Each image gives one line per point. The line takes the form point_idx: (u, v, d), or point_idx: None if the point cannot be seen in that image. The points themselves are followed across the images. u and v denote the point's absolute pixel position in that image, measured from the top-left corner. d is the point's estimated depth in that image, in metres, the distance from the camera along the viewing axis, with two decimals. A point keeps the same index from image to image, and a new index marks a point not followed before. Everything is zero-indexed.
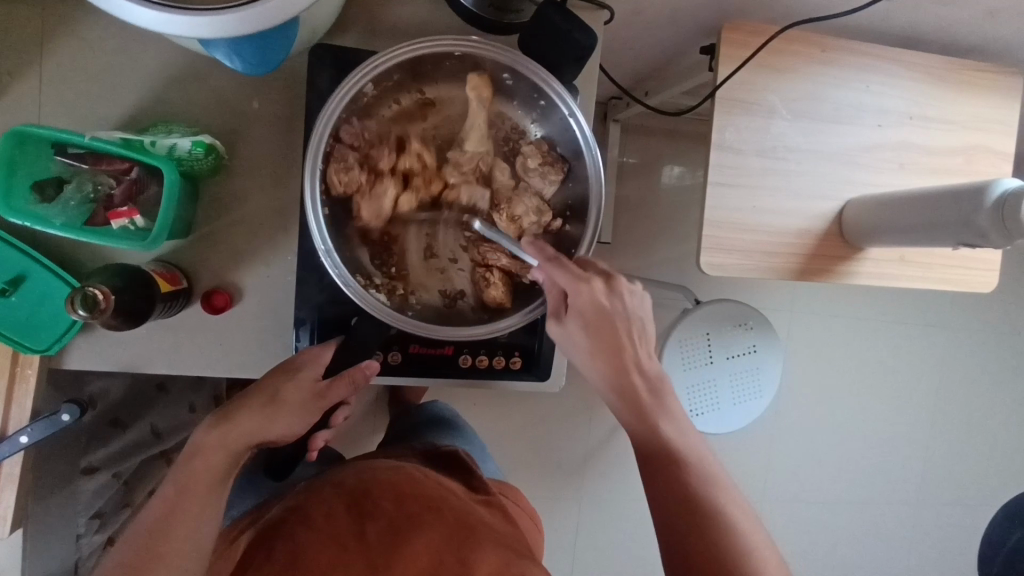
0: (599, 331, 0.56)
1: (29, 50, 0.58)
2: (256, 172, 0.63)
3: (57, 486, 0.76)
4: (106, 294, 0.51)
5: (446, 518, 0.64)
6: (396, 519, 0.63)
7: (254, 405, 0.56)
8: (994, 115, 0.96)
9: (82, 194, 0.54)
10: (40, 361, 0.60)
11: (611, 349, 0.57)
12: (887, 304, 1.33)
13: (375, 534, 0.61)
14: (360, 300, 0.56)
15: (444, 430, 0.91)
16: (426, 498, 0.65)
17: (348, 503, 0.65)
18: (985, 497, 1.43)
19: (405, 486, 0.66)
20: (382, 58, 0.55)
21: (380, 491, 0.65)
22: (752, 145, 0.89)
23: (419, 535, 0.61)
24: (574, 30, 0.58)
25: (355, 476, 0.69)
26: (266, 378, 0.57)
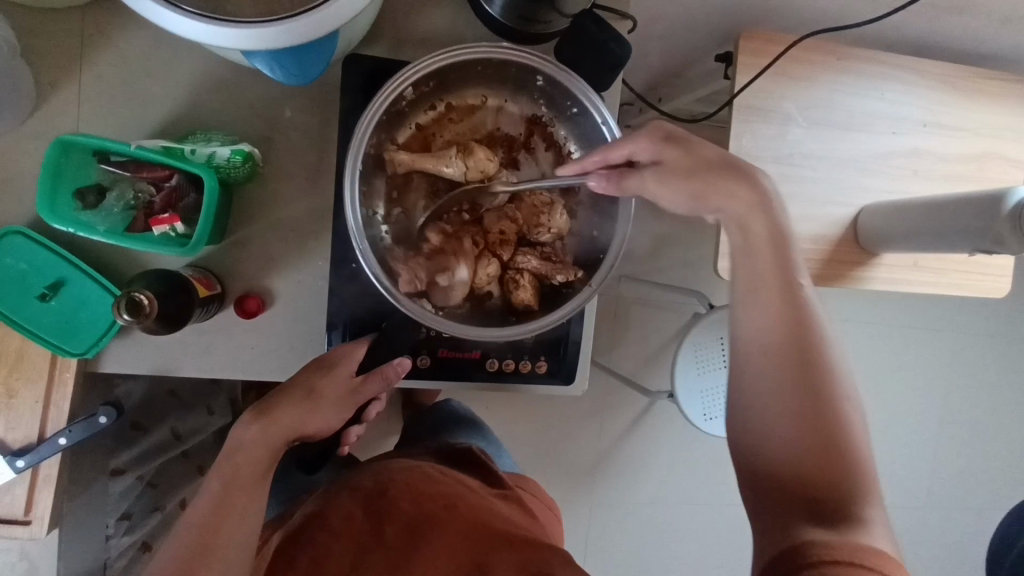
0: (692, 152, 0.52)
1: (71, 60, 0.59)
2: (289, 180, 0.64)
3: (87, 487, 0.77)
4: (151, 299, 0.52)
5: (464, 517, 0.64)
6: (416, 519, 0.63)
7: (292, 400, 0.56)
8: (1007, 122, 0.97)
9: (124, 201, 0.56)
10: (78, 364, 0.61)
11: (722, 176, 0.51)
12: (899, 308, 1.34)
13: (394, 533, 0.63)
14: (395, 299, 0.57)
15: (463, 431, 0.92)
16: (443, 496, 0.66)
17: (368, 506, 0.66)
18: (994, 501, 1.44)
19: (423, 487, 0.67)
20: (423, 63, 0.55)
21: (398, 492, 0.66)
22: (769, 152, 0.90)
23: (437, 537, 0.62)
24: (608, 41, 0.60)
25: (373, 478, 0.69)
26: (302, 373, 0.58)
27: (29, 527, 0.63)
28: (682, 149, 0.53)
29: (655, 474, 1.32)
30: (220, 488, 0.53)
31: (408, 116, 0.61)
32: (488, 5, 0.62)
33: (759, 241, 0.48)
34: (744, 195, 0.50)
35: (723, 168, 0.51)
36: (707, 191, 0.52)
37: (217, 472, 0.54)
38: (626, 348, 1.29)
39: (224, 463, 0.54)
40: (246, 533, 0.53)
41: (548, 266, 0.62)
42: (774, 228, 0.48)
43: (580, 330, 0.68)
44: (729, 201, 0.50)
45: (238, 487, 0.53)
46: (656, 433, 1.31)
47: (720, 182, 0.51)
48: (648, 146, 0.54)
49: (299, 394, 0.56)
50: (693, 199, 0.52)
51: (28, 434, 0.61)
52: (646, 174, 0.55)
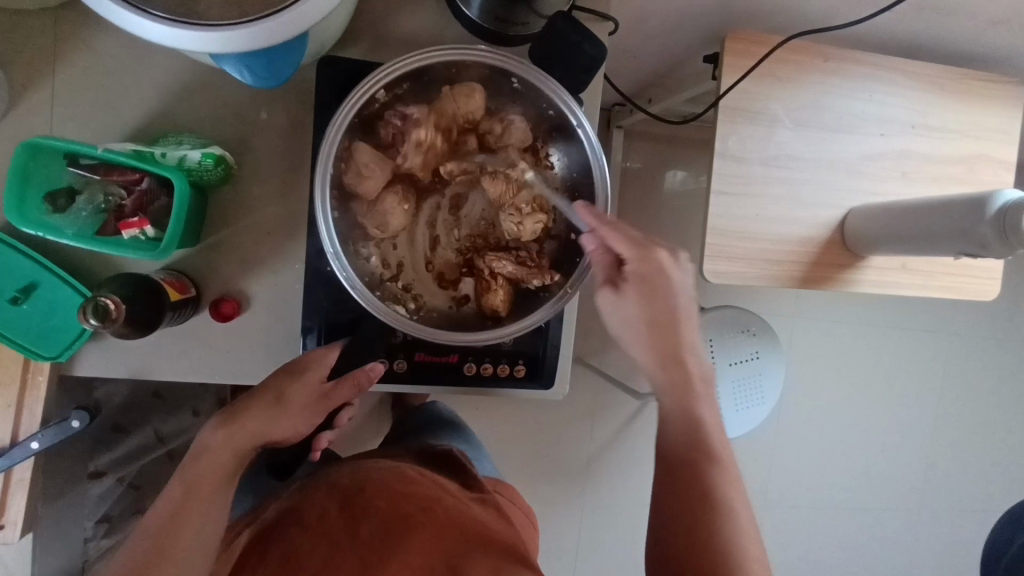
0: (655, 303, 0.54)
1: (43, 62, 0.59)
2: (265, 183, 0.63)
3: (65, 490, 0.77)
4: (118, 304, 0.51)
5: (441, 519, 0.63)
6: (391, 518, 0.62)
7: (261, 406, 0.56)
8: (996, 124, 0.96)
9: (94, 204, 0.55)
10: (51, 368, 0.61)
11: (663, 332, 0.55)
12: (890, 310, 1.34)
13: (367, 532, 0.61)
14: (368, 304, 0.57)
15: (446, 433, 0.92)
16: (420, 499, 0.65)
17: (344, 505, 0.64)
18: (987, 503, 1.43)
19: (400, 489, 0.66)
20: (395, 66, 0.55)
21: (375, 491, 0.65)
22: (755, 154, 0.89)
23: (411, 538, 0.61)
24: (583, 42, 0.60)
25: (349, 476, 0.69)
26: (272, 377, 0.58)
27: (3, 531, 0.62)
28: (643, 296, 0.54)
29: (644, 476, 1.31)
30: (184, 491, 0.53)
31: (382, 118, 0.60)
32: (465, 7, 0.62)
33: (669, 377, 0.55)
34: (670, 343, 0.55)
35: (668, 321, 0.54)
36: (656, 340, 0.55)
37: (183, 476, 0.54)
38: (616, 350, 1.29)
39: (190, 468, 0.54)
40: (210, 537, 0.53)
41: (523, 271, 0.61)
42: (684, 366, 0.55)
43: (559, 333, 0.68)
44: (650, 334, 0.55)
45: (203, 491, 0.53)
46: (645, 435, 1.30)
47: (660, 341, 0.55)
48: (603, 266, 0.56)
49: (268, 399, 0.56)
50: (644, 325, 0.55)
51: (0, 437, 0.61)
52: (602, 292, 0.56)
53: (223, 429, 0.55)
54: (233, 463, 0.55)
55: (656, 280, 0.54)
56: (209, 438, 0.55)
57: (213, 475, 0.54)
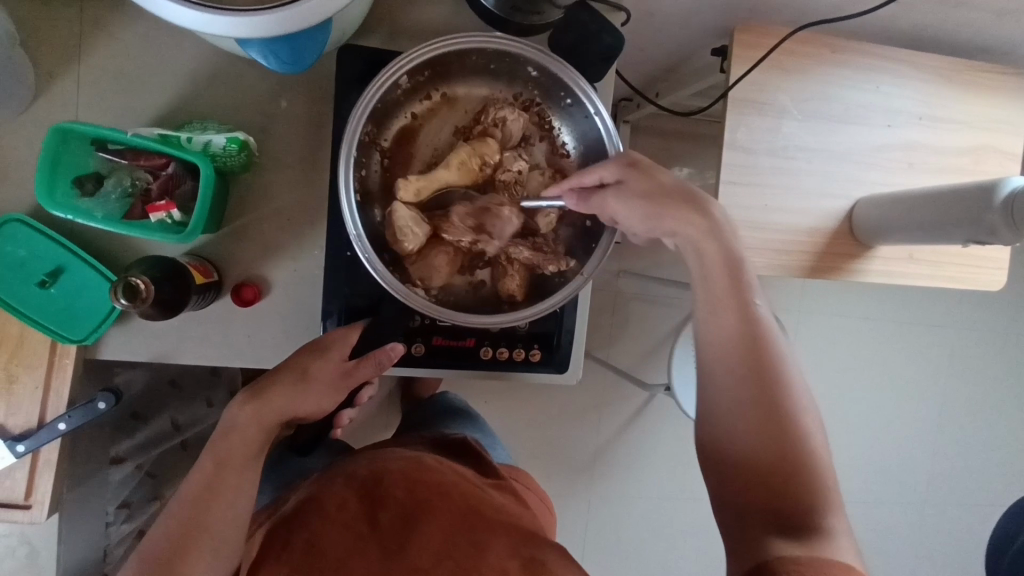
0: (652, 185, 0.55)
1: (69, 51, 0.60)
2: (285, 171, 0.65)
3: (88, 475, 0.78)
4: (147, 284, 0.52)
5: (457, 504, 0.64)
6: (410, 507, 0.64)
7: (285, 383, 0.57)
8: (1002, 116, 0.97)
9: (121, 188, 0.56)
10: (77, 351, 0.62)
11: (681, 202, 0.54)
12: (895, 302, 1.35)
13: (388, 520, 0.63)
14: (391, 287, 0.58)
15: (459, 422, 0.93)
16: (438, 485, 0.66)
17: (362, 495, 0.65)
18: (993, 496, 1.44)
19: (417, 475, 0.67)
20: (418, 52, 0.56)
21: (393, 480, 0.66)
22: (763, 145, 0.90)
23: (432, 527, 0.62)
24: (603, 35, 0.61)
25: (367, 465, 0.69)
26: (296, 355, 0.59)
27: (29, 512, 0.64)
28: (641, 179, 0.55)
29: (654, 468, 1.32)
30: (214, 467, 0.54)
31: (403, 106, 0.62)
32: None
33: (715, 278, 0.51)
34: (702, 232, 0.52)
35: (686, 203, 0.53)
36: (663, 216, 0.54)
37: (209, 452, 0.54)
38: (624, 343, 1.30)
39: (218, 444, 0.55)
40: (237, 511, 0.54)
41: (539, 256, 0.62)
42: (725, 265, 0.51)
43: (573, 317, 0.68)
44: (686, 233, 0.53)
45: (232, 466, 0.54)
46: (653, 427, 1.31)
47: (677, 210, 0.53)
48: (615, 170, 0.56)
49: (293, 376, 0.57)
50: (646, 217, 0.55)
51: (27, 419, 0.62)
52: (609, 197, 0.56)
53: (248, 407, 0.56)
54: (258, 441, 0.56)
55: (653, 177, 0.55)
56: (234, 415, 0.56)
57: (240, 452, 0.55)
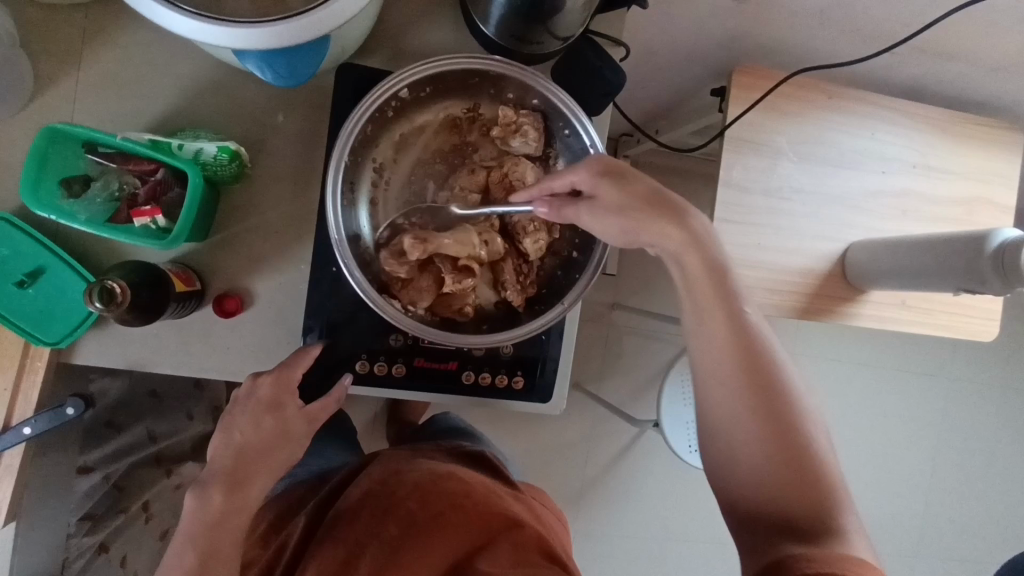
0: (638, 196, 0.50)
1: (71, 54, 0.61)
2: (277, 184, 0.65)
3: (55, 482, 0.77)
4: (123, 288, 0.51)
5: (470, 519, 0.60)
6: (419, 520, 0.60)
7: (252, 408, 0.57)
8: (995, 168, 0.98)
9: (108, 191, 0.55)
10: (51, 354, 0.61)
11: (662, 212, 0.49)
12: (888, 348, 1.34)
13: (395, 532, 0.60)
14: (366, 294, 0.57)
15: (463, 437, 0.87)
16: (451, 496, 0.62)
17: (375, 502, 0.64)
18: (986, 553, 1.40)
19: (429, 486, 0.64)
20: (419, 66, 0.56)
21: (405, 491, 0.63)
22: (758, 184, 0.91)
23: (437, 539, 0.59)
24: (605, 67, 0.64)
25: (381, 475, 0.67)
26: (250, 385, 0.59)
27: None
28: (620, 185, 0.51)
29: (641, 506, 1.29)
30: (209, 503, 0.53)
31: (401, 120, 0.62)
32: (483, 24, 0.66)
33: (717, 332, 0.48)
34: (713, 288, 0.49)
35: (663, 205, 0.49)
36: (639, 228, 0.50)
37: (202, 492, 0.53)
38: (615, 376, 1.29)
39: (205, 484, 0.54)
40: (220, 542, 0.52)
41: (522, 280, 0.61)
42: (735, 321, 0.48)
43: (558, 346, 0.67)
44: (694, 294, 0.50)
45: (221, 506, 0.53)
46: (641, 464, 1.29)
47: (653, 222, 0.49)
48: (586, 177, 0.52)
49: (261, 404, 0.57)
50: (621, 233, 0.51)
51: None
52: (579, 208, 0.53)
53: (228, 441, 0.56)
54: (245, 476, 0.55)
55: (637, 181, 0.51)
56: (217, 453, 0.56)
57: (231, 487, 0.54)
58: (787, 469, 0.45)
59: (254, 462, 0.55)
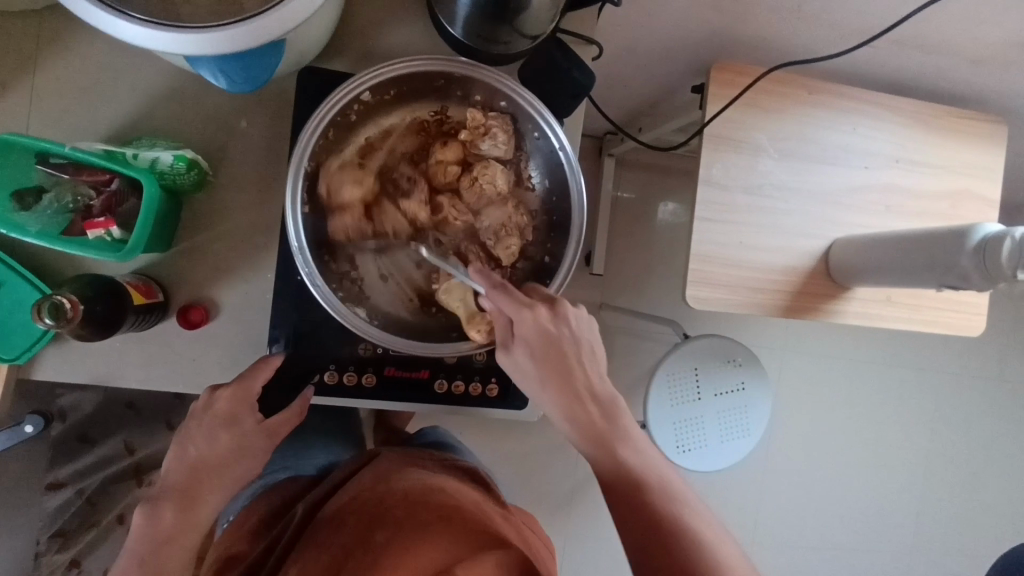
0: (552, 358, 0.54)
1: (25, 63, 0.60)
2: (242, 192, 0.64)
3: None
4: (74, 303, 0.49)
5: (459, 527, 0.58)
6: (406, 526, 0.58)
7: (208, 423, 0.56)
8: (978, 162, 0.97)
9: (62, 203, 0.54)
10: (10, 371, 0.59)
11: (563, 385, 0.54)
12: (877, 344, 1.33)
13: (382, 538, 0.57)
14: (329, 302, 0.57)
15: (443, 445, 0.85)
16: (440, 507, 0.60)
17: (359, 510, 0.62)
18: (979, 548, 1.39)
19: (419, 497, 0.62)
20: (384, 69, 0.56)
21: (394, 501, 0.62)
22: (739, 182, 0.90)
23: (423, 544, 0.56)
24: (572, 69, 0.64)
25: (372, 487, 0.65)
26: (209, 396, 0.57)
27: None
28: (542, 355, 0.54)
29: None
30: (160, 519, 0.53)
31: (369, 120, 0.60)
32: (449, 25, 0.64)
33: (578, 428, 0.55)
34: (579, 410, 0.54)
35: (562, 371, 0.54)
36: (547, 386, 0.55)
37: (155, 508, 0.53)
38: None
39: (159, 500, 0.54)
40: (167, 559, 0.53)
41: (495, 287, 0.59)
42: (593, 415, 0.54)
43: None
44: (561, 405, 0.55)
45: (174, 523, 0.53)
46: None
47: (554, 391, 0.54)
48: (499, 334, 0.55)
49: (218, 418, 0.56)
50: (538, 389, 0.55)
51: None
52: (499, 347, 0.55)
53: (183, 455, 0.55)
54: (197, 493, 0.55)
55: (536, 333, 0.54)
56: (172, 467, 0.55)
57: (183, 506, 0.54)
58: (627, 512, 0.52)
59: (207, 479, 0.55)
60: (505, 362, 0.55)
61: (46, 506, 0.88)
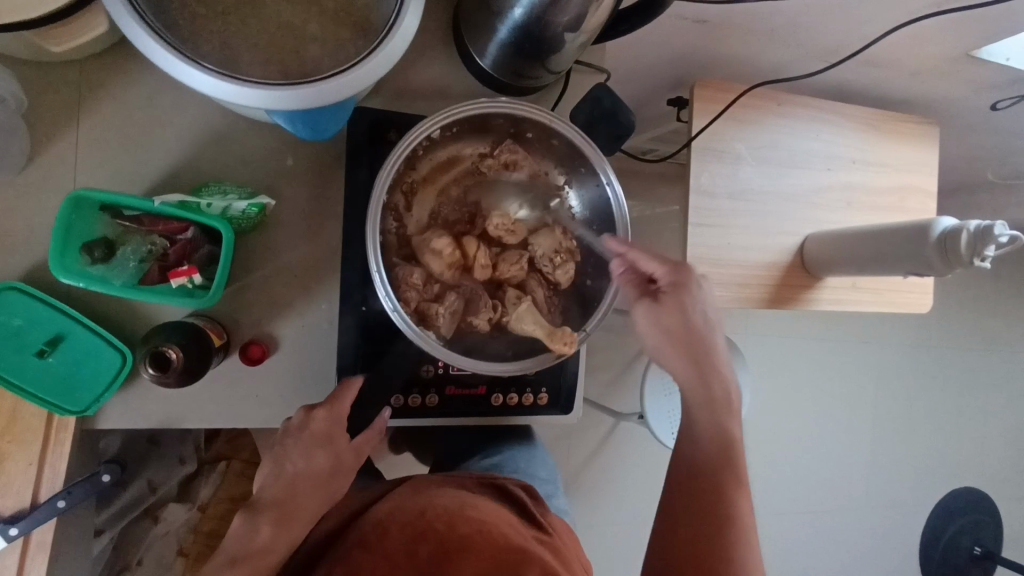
0: (685, 333, 0.62)
1: (67, 112, 0.59)
2: (293, 228, 0.66)
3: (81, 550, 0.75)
4: (178, 351, 0.53)
5: (497, 546, 0.56)
6: (448, 544, 0.55)
7: (305, 442, 0.59)
8: (918, 159, 1.11)
9: (138, 254, 0.55)
10: (76, 422, 0.59)
11: (694, 352, 0.62)
12: (833, 322, 1.47)
13: (426, 556, 0.54)
14: (406, 328, 0.59)
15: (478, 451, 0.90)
16: (480, 524, 0.58)
17: (406, 522, 0.57)
18: (925, 496, 1.58)
19: (458, 513, 0.59)
20: (451, 110, 0.59)
21: (434, 514, 0.58)
22: (724, 189, 0.99)
23: (466, 564, 0.53)
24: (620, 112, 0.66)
25: (414, 498, 0.62)
26: (305, 416, 0.60)
27: None
28: (659, 315, 0.62)
29: (627, 494, 1.37)
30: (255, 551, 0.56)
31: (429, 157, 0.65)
32: (480, 59, 0.69)
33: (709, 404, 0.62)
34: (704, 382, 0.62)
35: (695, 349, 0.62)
36: (669, 350, 0.63)
37: (252, 520, 0.54)
38: (594, 373, 1.35)
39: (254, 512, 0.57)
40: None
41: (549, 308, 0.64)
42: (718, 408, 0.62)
43: (578, 361, 0.71)
44: (688, 372, 0.62)
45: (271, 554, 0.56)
46: (623, 453, 1.36)
47: (679, 352, 0.62)
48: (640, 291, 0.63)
49: (314, 437, 0.59)
50: (659, 345, 0.63)
51: (20, 498, 0.59)
52: (644, 306, 0.62)
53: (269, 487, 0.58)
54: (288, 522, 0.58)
55: (682, 309, 0.61)
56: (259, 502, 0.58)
57: (278, 522, 0.55)
58: (706, 476, 0.60)
59: (301, 494, 0.57)
60: (648, 317, 0.62)
61: (93, 551, 0.83)
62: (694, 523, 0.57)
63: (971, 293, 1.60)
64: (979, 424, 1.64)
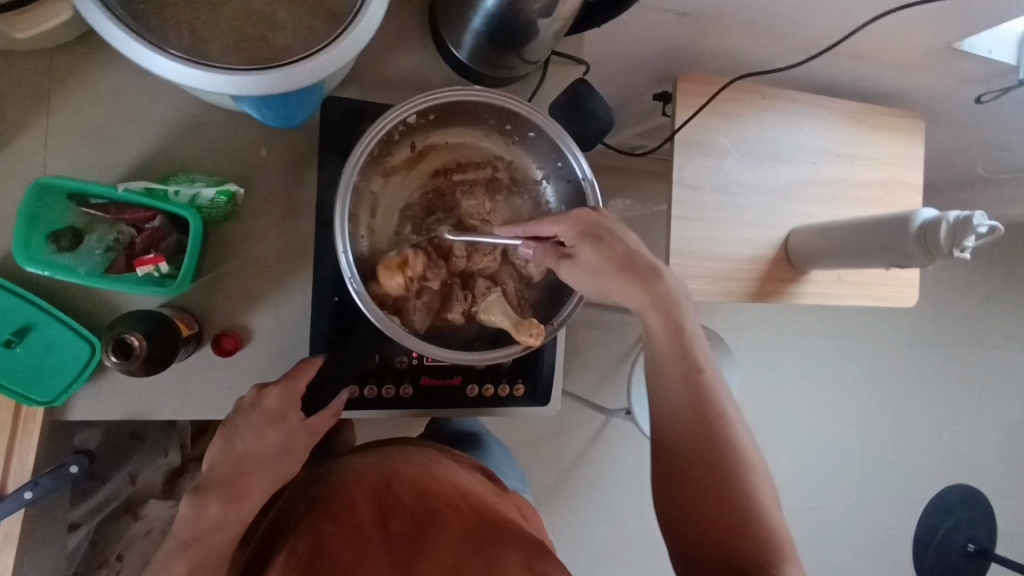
0: (626, 265, 0.58)
1: (36, 102, 0.59)
2: (265, 218, 0.65)
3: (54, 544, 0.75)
4: (141, 340, 0.53)
5: (468, 517, 0.56)
6: (418, 515, 0.55)
7: (256, 419, 0.58)
8: (903, 153, 1.11)
9: (105, 243, 0.55)
10: (45, 413, 0.59)
11: (633, 275, 0.58)
12: (822, 318, 1.47)
13: (395, 529, 0.53)
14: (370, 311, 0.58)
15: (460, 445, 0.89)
16: (448, 495, 0.57)
17: (373, 492, 0.56)
18: (916, 493, 1.58)
19: (425, 481, 0.59)
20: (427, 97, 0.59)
21: (402, 484, 0.57)
22: (706, 182, 0.99)
23: (439, 537, 0.53)
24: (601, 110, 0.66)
25: (375, 466, 0.60)
26: (259, 393, 0.59)
27: None
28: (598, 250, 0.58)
29: (616, 490, 1.36)
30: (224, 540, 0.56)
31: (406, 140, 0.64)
32: (456, 50, 0.68)
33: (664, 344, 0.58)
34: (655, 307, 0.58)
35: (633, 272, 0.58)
36: (611, 288, 0.59)
37: (200, 501, 0.55)
38: (582, 369, 1.34)
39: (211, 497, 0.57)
40: (207, 551, 0.55)
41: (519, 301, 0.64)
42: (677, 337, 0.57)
43: (554, 352, 0.71)
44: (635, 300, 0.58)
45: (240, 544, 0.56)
46: (612, 450, 1.36)
47: (626, 286, 0.58)
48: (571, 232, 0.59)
49: (266, 416, 0.58)
50: (597, 289, 0.60)
51: None
52: (560, 265, 0.60)
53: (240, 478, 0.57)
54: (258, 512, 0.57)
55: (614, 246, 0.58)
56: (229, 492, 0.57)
57: (228, 499, 0.56)
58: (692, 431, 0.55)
59: (250, 474, 0.58)
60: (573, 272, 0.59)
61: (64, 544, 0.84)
62: (695, 501, 0.53)
63: (961, 288, 1.59)
64: (970, 419, 1.63)
